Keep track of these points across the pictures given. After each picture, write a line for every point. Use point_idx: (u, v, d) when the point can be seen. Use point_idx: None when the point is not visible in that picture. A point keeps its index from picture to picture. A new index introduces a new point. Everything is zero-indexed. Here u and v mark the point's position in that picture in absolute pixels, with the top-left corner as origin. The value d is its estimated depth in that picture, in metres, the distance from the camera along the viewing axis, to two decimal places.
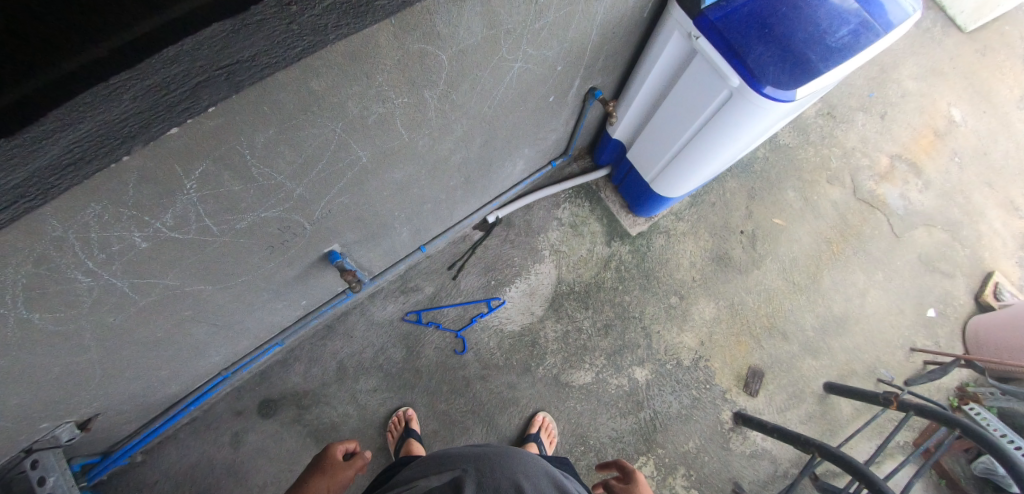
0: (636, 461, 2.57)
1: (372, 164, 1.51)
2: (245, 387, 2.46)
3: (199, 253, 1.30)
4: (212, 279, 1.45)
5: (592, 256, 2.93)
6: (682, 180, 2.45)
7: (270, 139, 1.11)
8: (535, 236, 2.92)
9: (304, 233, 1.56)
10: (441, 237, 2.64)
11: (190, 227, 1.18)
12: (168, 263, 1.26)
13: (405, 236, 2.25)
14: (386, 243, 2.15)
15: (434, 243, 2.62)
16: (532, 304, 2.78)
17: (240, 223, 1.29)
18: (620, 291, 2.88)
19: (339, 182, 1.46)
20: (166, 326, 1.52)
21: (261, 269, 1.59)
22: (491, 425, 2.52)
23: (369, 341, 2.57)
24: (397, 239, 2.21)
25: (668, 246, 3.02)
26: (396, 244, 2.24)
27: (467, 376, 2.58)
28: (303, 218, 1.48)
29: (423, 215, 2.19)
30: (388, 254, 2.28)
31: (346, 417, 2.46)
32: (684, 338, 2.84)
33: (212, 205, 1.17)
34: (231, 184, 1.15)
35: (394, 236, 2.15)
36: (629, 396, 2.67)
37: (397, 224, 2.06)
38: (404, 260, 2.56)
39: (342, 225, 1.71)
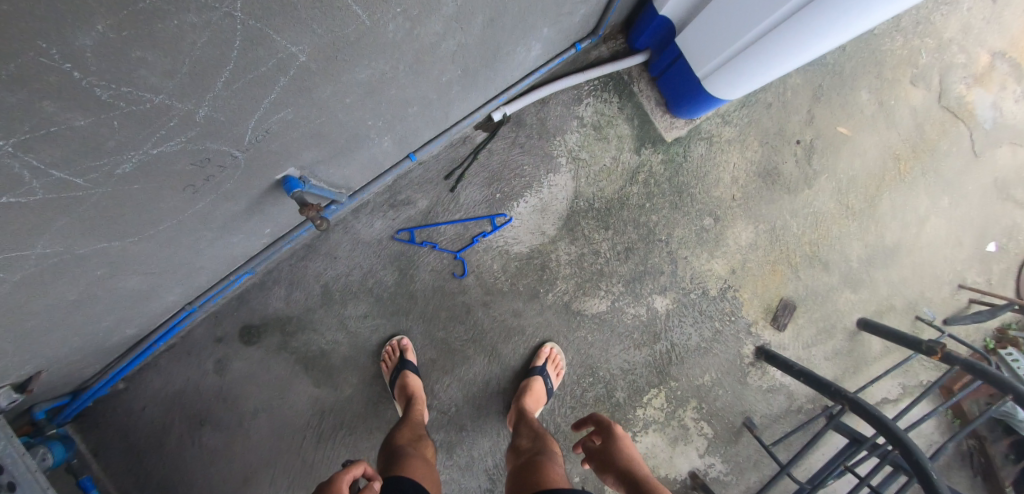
0: (647, 393, 2.47)
1: (317, 63, 1.11)
2: (223, 312, 2.25)
3: (75, 213, 1.01)
4: (114, 234, 1.15)
5: (617, 166, 2.43)
6: (743, 81, 1.90)
7: (108, 39, 0.76)
8: (549, 139, 2.39)
9: (231, 164, 1.22)
10: (434, 142, 2.14)
11: (36, 182, 0.89)
12: (33, 229, 0.97)
13: (387, 151, 1.81)
14: (363, 160, 1.72)
15: (426, 149, 2.12)
16: (542, 223, 2.36)
17: (121, 166, 1.00)
18: (647, 210, 2.44)
19: (270, 91, 1.10)
20: (80, 288, 1.23)
21: (188, 214, 1.28)
22: (495, 354, 2.33)
23: (355, 262, 2.24)
24: (375, 154, 1.77)
25: (709, 157, 2.53)
26: (375, 158, 1.79)
27: (468, 302, 2.30)
28: (218, 146, 1.13)
29: (405, 124, 1.71)
30: (366, 172, 1.84)
31: (336, 344, 2.27)
32: (714, 266, 2.52)
33: (51, 149, 0.86)
34: (69, 116, 0.83)
35: (373, 151, 1.72)
36: (645, 327, 2.45)
37: (372, 136, 1.61)
38: (390, 171, 2.09)
39: (296, 144, 1.33)
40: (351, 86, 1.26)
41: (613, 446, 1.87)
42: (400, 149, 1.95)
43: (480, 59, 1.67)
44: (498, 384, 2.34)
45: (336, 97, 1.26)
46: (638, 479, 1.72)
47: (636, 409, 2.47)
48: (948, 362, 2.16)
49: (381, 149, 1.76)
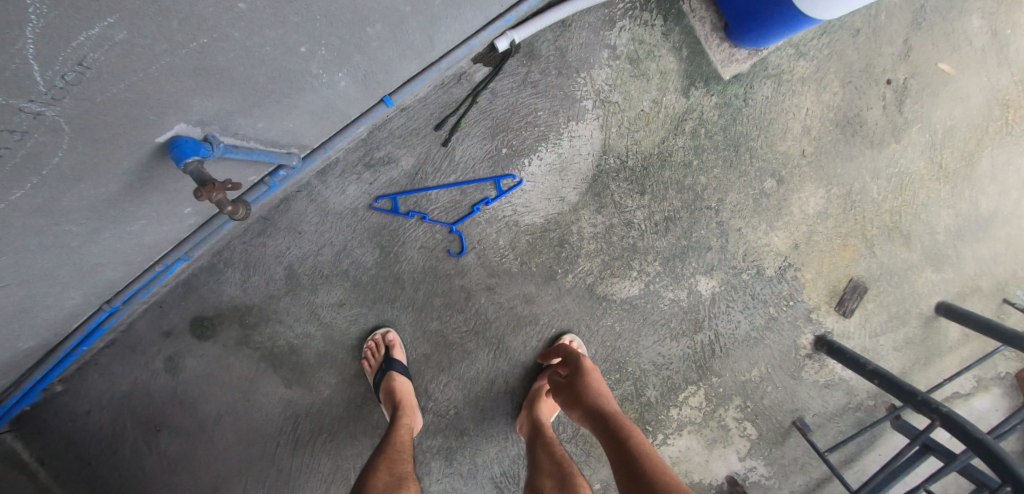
0: (683, 391, 2.06)
1: None
2: (169, 301, 1.84)
3: None
4: None
5: (658, 112, 1.86)
6: None
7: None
8: (572, 75, 1.80)
9: (20, 127, 0.82)
10: (417, 81, 1.60)
11: None
12: None
13: (334, 92, 1.36)
14: (298, 100, 1.29)
15: (406, 91, 1.59)
16: (560, 186, 1.83)
17: None
18: (694, 168, 1.90)
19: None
20: None
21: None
22: (501, 349, 1.89)
23: (325, 238, 1.77)
24: (317, 95, 1.33)
25: (776, 101, 1.97)
26: (318, 100, 1.35)
27: (467, 286, 1.84)
28: None
29: (348, 49, 1.24)
30: (307, 119, 1.40)
31: (308, 337, 1.85)
32: (773, 240, 2.03)
33: None
34: None
35: (311, 89, 1.29)
36: (686, 315, 1.99)
37: (296, 68, 1.18)
38: (361, 120, 1.59)
39: (158, 85, 0.96)
40: None
41: (581, 386, 1.56)
42: (364, 92, 1.48)
43: None
44: (505, 383, 1.92)
45: None
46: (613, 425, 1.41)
47: (670, 409, 2.07)
48: None
49: (320, 87, 1.30)
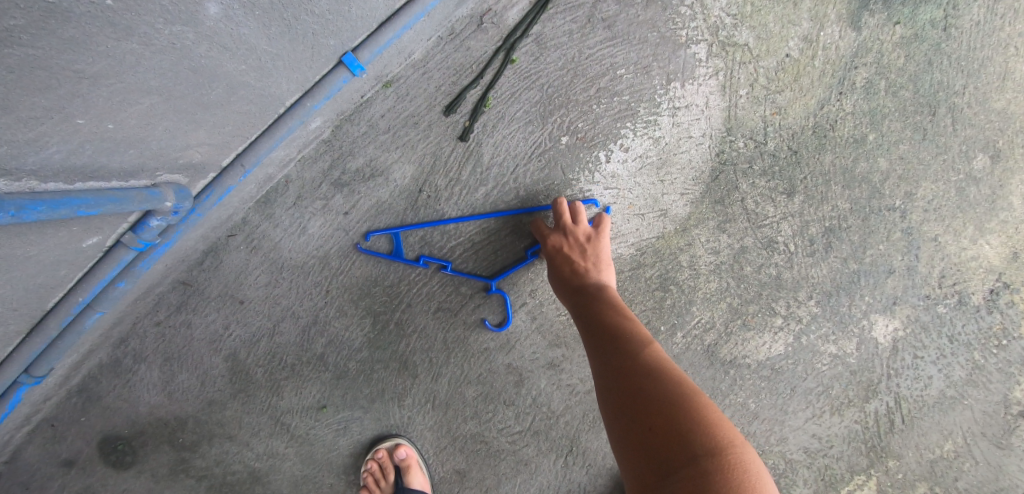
0: (848, 485, 1.36)
1: None
2: (64, 419, 1.13)
3: None
4: None
5: (813, 57, 1.12)
6: None
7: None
8: (671, 3, 1.06)
9: None
10: (394, 26, 0.91)
11: None
12: None
13: (183, 32, 0.69)
14: (58, 48, 0.60)
15: (377, 44, 0.91)
16: (659, 192, 1.11)
17: None
18: (868, 147, 1.17)
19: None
20: None
21: None
22: (578, 457, 1.20)
23: (283, 306, 1.08)
24: (130, 38, 0.65)
25: (992, 26, 1.21)
26: (140, 50, 0.67)
27: (518, 365, 1.15)
28: None
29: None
30: (131, 101, 0.71)
31: (275, 459, 1.17)
32: (983, 249, 1.30)
33: None
34: None
35: (99, 20, 0.61)
36: (854, 376, 1.29)
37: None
38: (291, 114, 0.93)
39: None
40: None
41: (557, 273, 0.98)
42: (281, 37, 0.79)
43: None
44: None
45: None
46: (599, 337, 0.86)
47: None
48: None
49: (119, 15, 0.62)
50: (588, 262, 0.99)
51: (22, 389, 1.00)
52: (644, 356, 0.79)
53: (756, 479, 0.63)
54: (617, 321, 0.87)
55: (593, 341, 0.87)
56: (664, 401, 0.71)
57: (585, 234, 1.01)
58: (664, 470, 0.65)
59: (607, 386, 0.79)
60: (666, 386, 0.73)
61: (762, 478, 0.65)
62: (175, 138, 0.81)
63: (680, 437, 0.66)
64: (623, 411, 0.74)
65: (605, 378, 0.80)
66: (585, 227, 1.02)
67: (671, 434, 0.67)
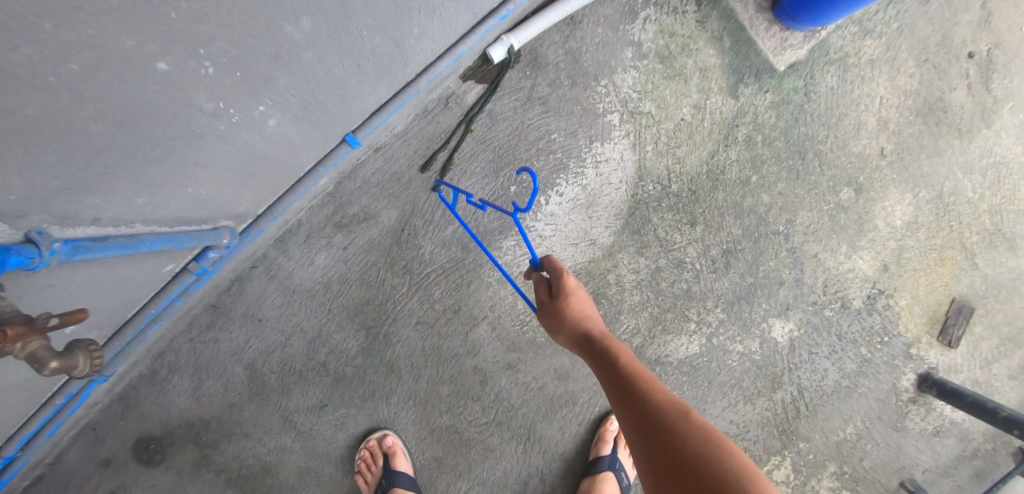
0: (765, 464, 1.63)
1: None
2: (109, 421, 1.38)
3: None
4: None
5: (702, 120, 1.46)
6: None
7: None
8: (590, 84, 1.41)
9: None
10: (385, 111, 1.23)
11: None
12: None
13: (254, 136, 0.99)
14: (192, 154, 0.90)
15: (372, 125, 1.23)
16: (589, 226, 1.42)
17: None
18: (753, 186, 1.51)
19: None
20: None
21: None
22: (535, 443, 1.46)
23: (293, 324, 1.36)
24: (227, 144, 0.94)
25: (843, 90, 1.58)
26: (231, 150, 0.96)
27: (483, 367, 1.43)
28: None
29: (263, 67, 0.87)
30: (217, 177, 1.00)
31: (283, 452, 1.41)
32: (858, 263, 1.62)
33: None
34: None
35: (213, 136, 0.90)
36: (761, 370, 1.57)
37: (172, 106, 0.78)
38: (311, 175, 1.24)
39: None
40: None
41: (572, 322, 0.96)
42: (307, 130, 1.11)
43: None
44: (543, 485, 1.47)
45: None
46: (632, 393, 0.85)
47: None
48: None
49: (226, 133, 0.92)
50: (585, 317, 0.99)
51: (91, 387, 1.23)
52: (686, 415, 0.80)
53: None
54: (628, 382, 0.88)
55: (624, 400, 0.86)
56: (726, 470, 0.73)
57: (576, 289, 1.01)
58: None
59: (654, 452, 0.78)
60: (719, 451, 0.75)
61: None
62: (230, 201, 1.11)
63: None
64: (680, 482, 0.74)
65: (646, 453, 0.79)
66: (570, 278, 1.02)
67: None
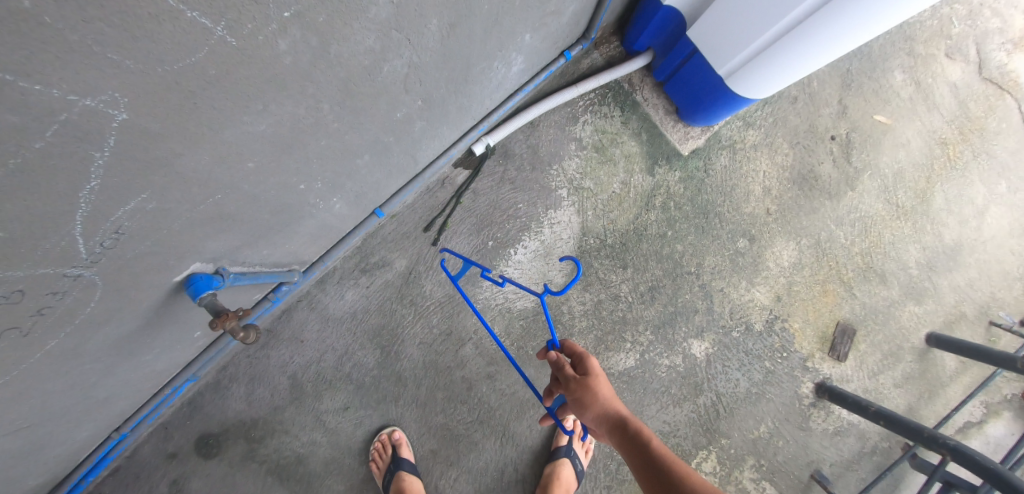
0: (694, 457, 2.04)
1: (158, 122, 0.71)
2: (182, 419, 1.81)
3: None
4: None
5: (628, 192, 2.04)
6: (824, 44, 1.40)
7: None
8: (545, 169, 1.99)
9: (62, 289, 0.78)
10: (404, 192, 1.76)
11: None
12: None
13: (335, 216, 1.44)
14: (302, 229, 1.34)
15: (395, 201, 1.75)
16: (547, 270, 1.94)
17: None
18: (669, 238, 2.04)
19: (92, 171, 0.68)
20: None
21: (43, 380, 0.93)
22: (508, 436, 1.90)
23: (327, 344, 1.83)
24: (322, 221, 1.39)
25: (734, 167, 2.15)
26: (321, 225, 1.41)
27: (469, 377, 1.89)
28: (22, 267, 0.69)
29: (349, 180, 1.33)
30: (310, 241, 1.45)
31: (314, 445, 1.84)
32: (756, 295, 2.12)
33: None
34: None
35: (315, 219, 1.35)
36: (685, 379, 2.03)
37: (303, 208, 1.24)
38: (355, 232, 1.72)
39: (190, 237, 0.95)
40: (249, 142, 0.89)
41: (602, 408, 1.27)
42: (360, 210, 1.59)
43: (447, 81, 1.34)
44: (515, 471, 1.89)
45: (214, 159, 0.85)
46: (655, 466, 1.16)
47: None
48: None
49: (323, 217, 1.37)
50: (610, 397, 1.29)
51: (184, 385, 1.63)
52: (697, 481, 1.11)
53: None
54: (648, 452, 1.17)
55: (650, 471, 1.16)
56: None
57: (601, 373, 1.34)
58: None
59: None
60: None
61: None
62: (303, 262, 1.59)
63: None
64: None
65: None
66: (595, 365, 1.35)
67: None
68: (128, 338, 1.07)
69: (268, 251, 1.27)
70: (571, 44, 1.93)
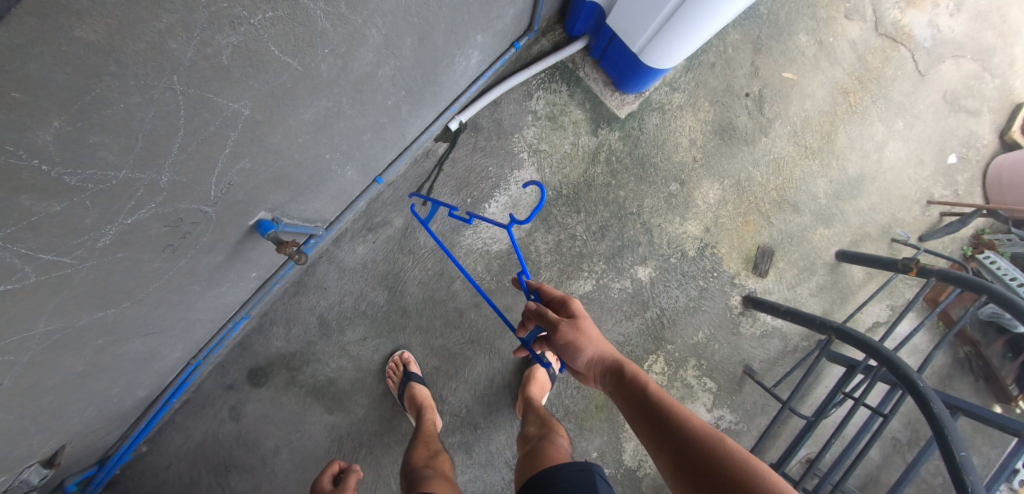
0: (646, 360, 2.54)
1: (260, 113, 1.18)
2: (236, 357, 2.30)
3: (66, 320, 1.11)
4: (103, 331, 1.28)
5: (577, 151, 2.52)
6: (708, 28, 1.85)
7: (66, 132, 0.79)
8: (508, 138, 2.47)
9: (198, 221, 1.26)
10: (397, 162, 2.23)
11: (39, 320, 1.03)
12: (45, 365, 1.18)
13: (346, 184, 1.93)
14: (325, 193, 1.83)
15: (391, 170, 2.22)
16: (515, 218, 2.43)
17: (109, 255, 1.06)
18: (613, 186, 2.54)
19: (226, 145, 1.15)
20: (83, 373, 1.37)
21: (167, 293, 1.41)
22: (494, 352, 2.42)
23: (345, 290, 2.33)
24: (337, 187, 1.88)
25: (664, 125, 2.63)
26: (337, 192, 1.91)
27: (459, 306, 2.40)
28: (187, 205, 1.17)
29: (356, 155, 1.81)
30: (328, 203, 1.93)
31: (342, 369, 2.35)
32: (688, 228, 2.61)
33: (52, 292, 1.00)
34: (65, 241, 0.93)
35: (334, 186, 1.84)
36: (633, 298, 2.53)
37: (325, 175, 1.72)
38: (361, 197, 2.20)
39: (260, 190, 1.42)
40: (299, 125, 1.35)
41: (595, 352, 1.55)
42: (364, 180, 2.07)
43: (423, 76, 1.80)
44: (502, 378, 2.42)
45: (281, 137, 1.32)
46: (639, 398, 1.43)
47: None
48: (924, 275, 2.36)
49: (339, 183, 1.86)
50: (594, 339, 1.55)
51: (240, 323, 2.12)
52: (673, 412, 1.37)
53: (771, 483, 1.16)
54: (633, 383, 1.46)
55: (634, 404, 1.44)
56: (701, 441, 1.28)
57: (589, 321, 1.58)
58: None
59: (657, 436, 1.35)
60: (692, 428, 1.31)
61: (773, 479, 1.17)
62: (324, 220, 2.08)
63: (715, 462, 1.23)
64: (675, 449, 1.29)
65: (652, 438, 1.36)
66: (575, 311, 1.60)
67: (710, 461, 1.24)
68: (215, 268, 1.55)
69: (303, 207, 1.75)
70: (519, 36, 2.38)
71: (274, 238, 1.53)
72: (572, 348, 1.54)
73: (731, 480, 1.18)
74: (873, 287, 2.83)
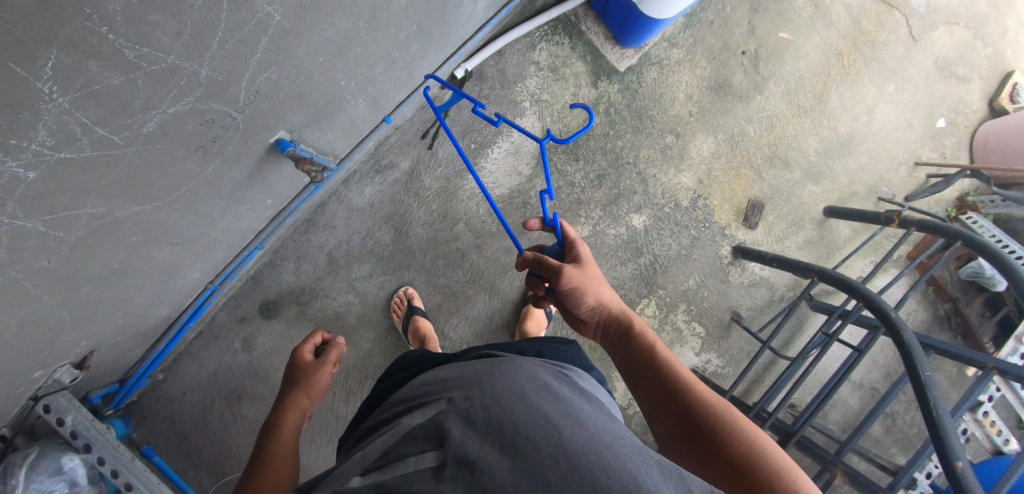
0: (638, 304, 2.67)
1: (288, 23, 1.27)
2: (247, 291, 2.40)
3: (105, 207, 1.20)
4: (136, 228, 1.38)
5: (578, 102, 2.62)
6: None
7: (132, 6, 0.88)
8: (511, 88, 2.56)
9: (226, 125, 1.35)
10: (405, 104, 2.31)
11: (86, 200, 1.13)
12: (87, 254, 1.28)
13: (357, 119, 2.02)
14: (336, 126, 1.92)
15: (399, 111, 2.29)
16: (517, 165, 2.54)
17: (150, 144, 1.16)
18: (611, 136, 2.64)
19: (256, 51, 1.24)
20: (114, 274, 1.46)
21: (192, 202, 1.50)
22: (494, 291, 2.55)
23: (353, 229, 2.44)
24: (348, 120, 1.97)
25: (662, 80, 2.72)
26: (348, 125, 2.00)
27: (462, 247, 2.52)
28: (218, 106, 1.26)
29: (368, 89, 1.90)
30: (340, 136, 2.02)
31: (349, 304, 2.47)
32: (682, 179, 2.73)
33: (100, 172, 1.10)
34: (116, 118, 1.03)
35: (345, 118, 1.93)
36: (628, 245, 2.65)
37: (339, 105, 1.82)
38: (370, 136, 2.28)
39: (282, 106, 1.52)
40: (321, 44, 1.44)
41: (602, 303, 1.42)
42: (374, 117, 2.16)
43: (432, 13, 1.88)
44: (500, 316, 2.55)
45: (305, 52, 1.42)
46: (642, 352, 1.34)
47: None
48: (904, 225, 2.48)
49: (351, 117, 1.96)
50: (601, 287, 1.41)
51: (254, 254, 2.23)
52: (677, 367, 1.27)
53: (777, 458, 1.07)
54: (637, 336, 1.36)
55: (636, 358, 1.34)
56: (705, 400, 1.18)
57: (597, 269, 1.43)
58: (688, 448, 1.15)
59: (657, 390, 1.25)
60: (697, 387, 1.22)
61: (778, 451, 1.09)
62: (335, 156, 2.17)
63: (720, 425, 1.13)
64: (677, 404, 1.20)
65: (653, 392, 1.26)
66: (585, 257, 1.41)
67: (712, 419, 1.14)
68: (235, 185, 1.64)
69: (318, 135, 1.85)
70: None
71: (293, 156, 1.65)
72: (577, 295, 1.37)
73: (729, 439, 1.10)
74: (856, 242, 2.96)
